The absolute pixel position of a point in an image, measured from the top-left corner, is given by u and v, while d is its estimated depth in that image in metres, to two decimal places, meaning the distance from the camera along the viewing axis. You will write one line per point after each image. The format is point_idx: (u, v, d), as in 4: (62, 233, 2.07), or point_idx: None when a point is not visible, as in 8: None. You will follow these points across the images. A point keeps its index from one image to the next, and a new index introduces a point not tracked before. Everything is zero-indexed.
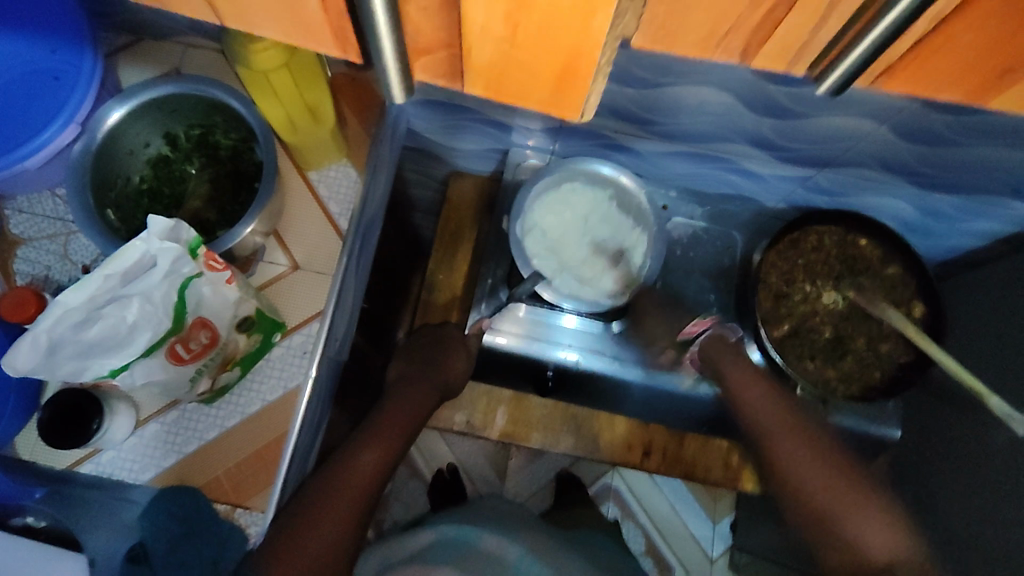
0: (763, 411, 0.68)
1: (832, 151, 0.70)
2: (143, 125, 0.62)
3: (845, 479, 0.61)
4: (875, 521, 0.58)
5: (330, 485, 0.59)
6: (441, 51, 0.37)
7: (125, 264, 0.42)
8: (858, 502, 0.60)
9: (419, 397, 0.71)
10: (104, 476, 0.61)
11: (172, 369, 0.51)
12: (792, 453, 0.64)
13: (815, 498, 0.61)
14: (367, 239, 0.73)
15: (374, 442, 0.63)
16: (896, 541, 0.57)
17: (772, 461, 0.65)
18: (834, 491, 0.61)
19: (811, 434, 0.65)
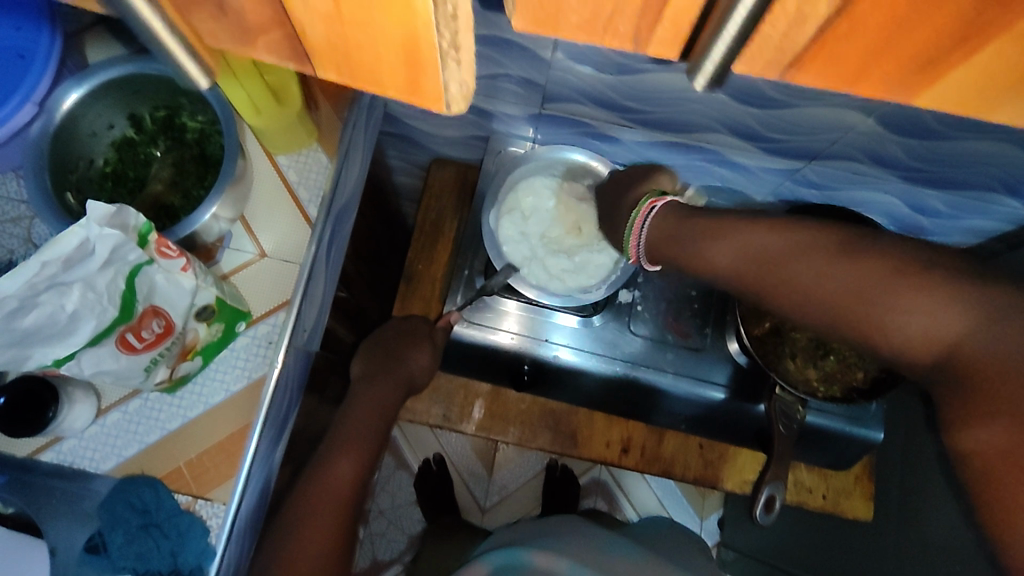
0: (768, 245, 0.54)
1: (820, 143, 0.68)
2: (103, 107, 0.60)
3: (909, 273, 0.45)
4: (922, 294, 0.44)
5: (309, 501, 0.62)
6: (275, 31, 0.25)
7: (64, 251, 0.41)
8: (899, 276, 0.45)
9: (387, 394, 0.72)
10: (65, 464, 0.59)
11: (122, 358, 0.49)
12: (805, 269, 0.51)
13: (850, 305, 0.48)
14: (339, 226, 0.71)
15: (348, 446, 0.66)
16: (957, 308, 0.43)
17: (795, 284, 0.51)
18: (856, 283, 0.48)
19: (805, 259, 0.51)
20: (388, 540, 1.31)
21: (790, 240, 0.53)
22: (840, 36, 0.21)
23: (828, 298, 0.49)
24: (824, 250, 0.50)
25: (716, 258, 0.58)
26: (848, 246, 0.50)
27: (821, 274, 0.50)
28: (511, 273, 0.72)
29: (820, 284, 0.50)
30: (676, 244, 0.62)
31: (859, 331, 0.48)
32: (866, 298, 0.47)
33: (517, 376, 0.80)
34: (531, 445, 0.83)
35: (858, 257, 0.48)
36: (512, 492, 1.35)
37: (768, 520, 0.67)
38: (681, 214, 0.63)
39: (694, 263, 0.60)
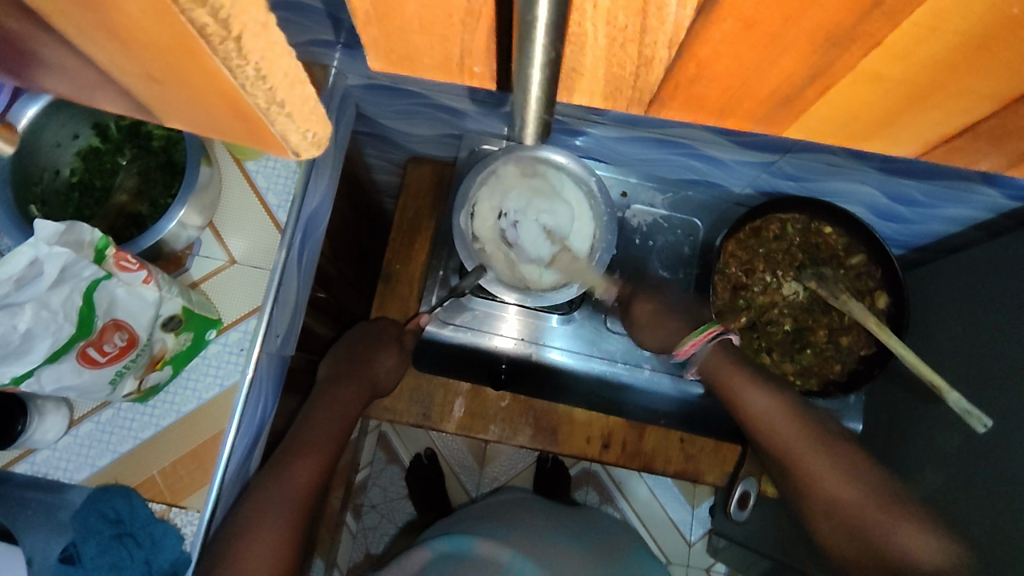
0: (788, 443, 0.65)
1: (793, 137, 0.67)
2: (66, 117, 0.60)
3: (892, 506, 0.60)
4: (918, 532, 0.58)
5: (261, 502, 0.59)
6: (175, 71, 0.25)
7: (16, 269, 0.40)
8: (899, 512, 0.59)
9: (351, 395, 0.71)
10: (39, 476, 0.60)
11: (86, 373, 0.49)
12: (833, 482, 0.62)
13: (855, 512, 0.61)
14: (312, 230, 0.71)
15: (305, 448, 0.64)
16: (946, 545, 0.56)
17: (812, 495, 0.63)
18: (867, 510, 0.60)
19: (832, 450, 0.64)
20: (381, 534, 1.32)
21: (816, 434, 0.65)
22: (734, 17, 0.25)
23: (832, 503, 0.62)
24: (843, 470, 0.62)
25: (750, 408, 0.68)
26: (859, 465, 0.63)
27: (840, 481, 0.62)
28: (483, 275, 0.71)
29: (834, 498, 0.62)
30: (733, 391, 0.69)
31: (840, 527, 0.61)
32: (842, 514, 0.61)
33: (495, 374, 0.80)
34: (512, 441, 0.83)
35: (864, 472, 0.62)
36: (504, 485, 1.36)
37: (742, 515, 0.67)
38: (733, 360, 0.71)
39: (739, 415, 0.69)
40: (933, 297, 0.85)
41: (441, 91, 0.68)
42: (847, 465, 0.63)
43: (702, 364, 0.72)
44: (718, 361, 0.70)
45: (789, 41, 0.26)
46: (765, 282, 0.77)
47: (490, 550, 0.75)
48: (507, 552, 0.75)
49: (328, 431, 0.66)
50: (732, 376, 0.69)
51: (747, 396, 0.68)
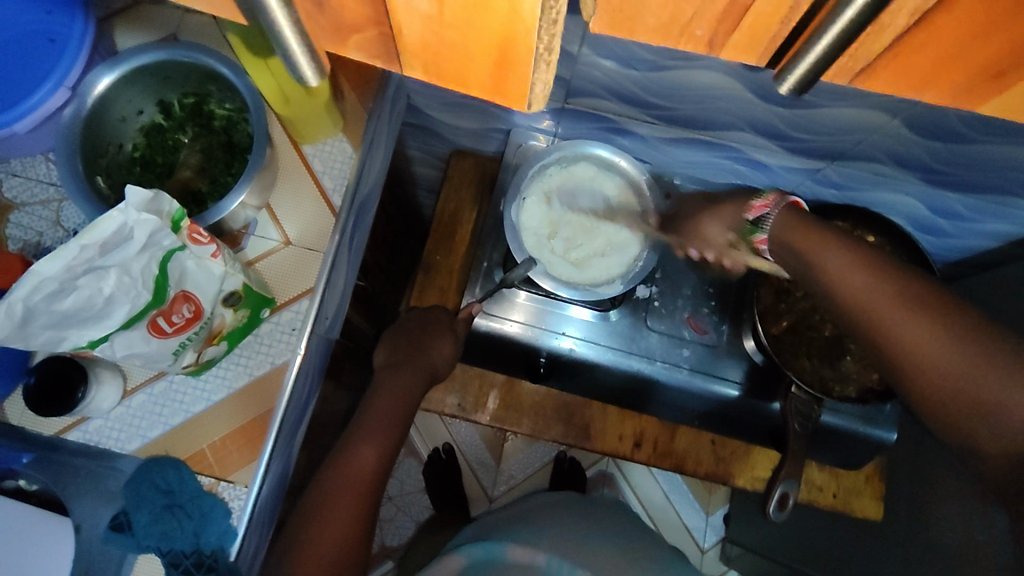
0: (865, 294, 0.53)
1: (843, 144, 0.68)
2: (134, 92, 0.61)
3: (993, 328, 0.49)
4: (1023, 388, 0.46)
5: (332, 487, 0.60)
6: (370, 29, 0.29)
7: (102, 235, 0.42)
8: (1001, 357, 0.47)
9: (409, 384, 0.70)
10: (90, 444, 0.60)
11: (153, 342, 0.50)
12: (915, 329, 0.50)
13: (932, 372, 0.49)
14: (362, 216, 0.72)
15: (371, 434, 0.64)
16: None
17: (897, 343, 0.51)
18: (954, 354, 0.49)
19: (929, 300, 0.51)
20: (397, 527, 1.32)
21: (896, 285, 0.52)
22: (915, 42, 0.26)
23: (932, 368, 0.49)
24: (931, 318, 0.50)
25: (838, 281, 0.55)
26: (974, 328, 0.49)
27: (939, 335, 0.49)
28: (531, 267, 0.71)
29: (920, 349, 0.50)
30: (806, 252, 0.58)
31: (951, 414, 0.49)
32: (979, 395, 0.48)
33: (533, 367, 0.80)
34: (543, 436, 0.84)
35: (989, 338, 0.48)
36: (520, 483, 1.36)
37: (781, 516, 0.68)
38: (805, 221, 0.60)
39: (822, 289, 0.56)
40: None
41: None
42: (932, 300, 0.51)
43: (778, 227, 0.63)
44: (790, 224, 0.61)
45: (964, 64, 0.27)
46: None
47: (523, 556, 0.77)
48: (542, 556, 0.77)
49: (392, 412, 0.67)
50: (812, 246, 0.58)
51: (836, 260, 0.55)
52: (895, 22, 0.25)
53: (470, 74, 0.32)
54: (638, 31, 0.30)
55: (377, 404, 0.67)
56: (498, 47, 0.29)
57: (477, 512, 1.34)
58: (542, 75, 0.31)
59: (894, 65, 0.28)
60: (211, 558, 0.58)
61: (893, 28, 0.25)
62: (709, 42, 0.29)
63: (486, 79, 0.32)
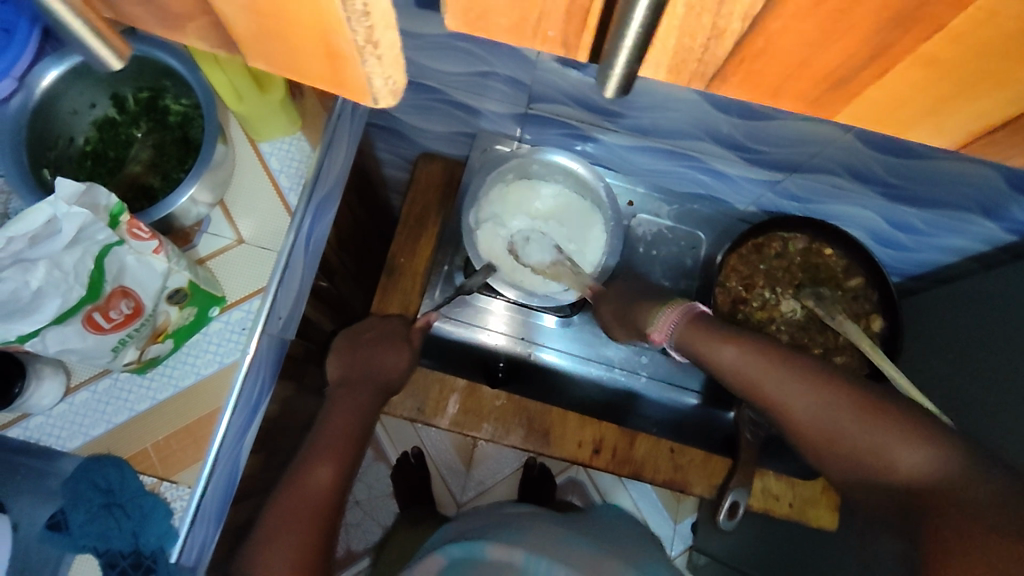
0: (749, 367, 0.60)
1: (801, 156, 0.69)
2: (86, 85, 0.60)
3: (873, 405, 0.55)
4: (890, 437, 0.53)
5: (287, 509, 0.60)
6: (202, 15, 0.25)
7: (30, 228, 0.42)
8: (899, 425, 0.53)
9: (363, 401, 0.69)
10: (31, 442, 0.59)
11: (90, 338, 0.49)
12: (801, 394, 0.57)
13: (816, 425, 0.56)
14: (321, 216, 0.71)
15: (326, 453, 0.64)
16: (933, 446, 0.51)
17: (799, 428, 0.58)
18: (820, 412, 0.56)
19: (805, 366, 0.58)
20: (364, 531, 1.31)
21: (772, 355, 0.59)
22: (760, 48, 0.22)
23: (804, 423, 0.57)
24: (801, 380, 0.57)
25: (719, 367, 0.62)
26: (861, 402, 0.55)
27: (808, 397, 0.57)
28: (491, 273, 0.72)
29: (797, 414, 0.57)
30: (701, 354, 0.63)
31: (810, 448, 0.58)
32: (864, 445, 0.54)
33: (492, 372, 0.82)
34: (504, 442, 0.81)
35: (872, 412, 0.54)
36: (490, 489, 1.36)
37: (730, 526, 0.68)
38: (694, 317, 0.65)
39: (725, 377, 0.62)
40: (928, 324, 0.87)
41: (457, 87, 0.70)
42: (826, 380, 0.57)
43: (676, 338, 0.65)
44: (688, 331, 0.63)
45: (821, 68, 0.23)
46: (764, 298, 0.78)
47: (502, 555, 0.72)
48: (519, 553, 0.72)
49: (345, 431, 0.66)
50: (709, 348, 0.62)
51: (700, 344, 0.62)
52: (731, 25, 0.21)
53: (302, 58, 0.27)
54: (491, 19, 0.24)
55: (332, 423, 0.67)
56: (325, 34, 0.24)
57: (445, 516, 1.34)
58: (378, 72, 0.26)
59: (743, 70, 0.24)
60: (150, 560, 0.57)
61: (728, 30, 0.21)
62: (562, 40, 0.24)
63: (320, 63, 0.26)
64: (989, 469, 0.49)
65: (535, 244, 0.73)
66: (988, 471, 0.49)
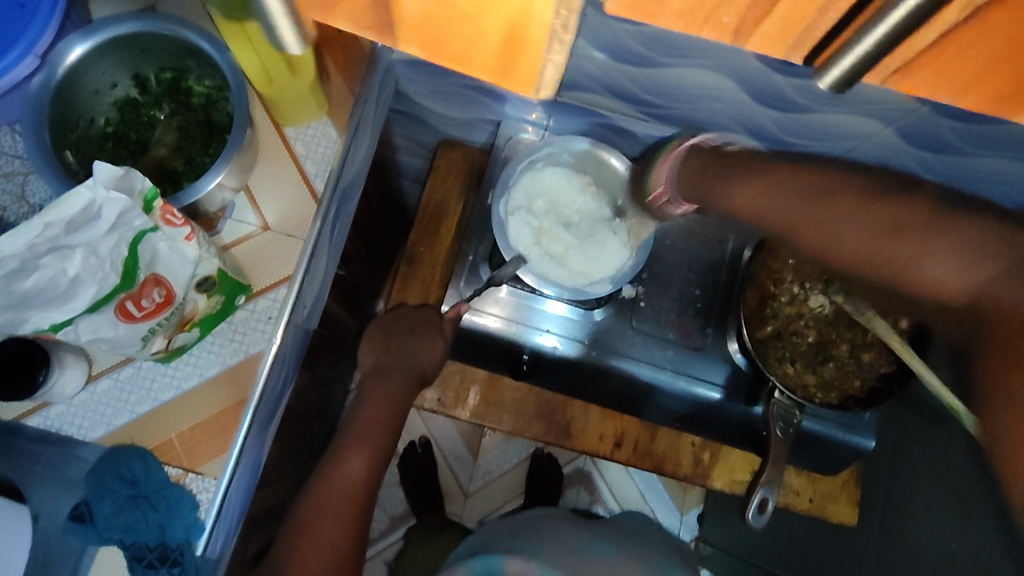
0: (779, 207, 0.56)
1: (835, 151, 0.68)
2: (109, 64, 0.58)
3: (908, 216, 0.48)
4: (945, 253, 0.46)
5: (321, 497, 0.62)
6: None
7: (70, 212, 0.40)
8: (926, 226, 0.47)
9: (395, 391, 0.69)
10: (52, 431, 0.58)
11: (120, 327, 0.48)
12: (842, 221, 0.51)
13: (858, 252, 0.50)
14: (346, 203, 0.70)
15: (359, 443, 0.65)
16: (964, 257, 0.45)
17: (820, 237, 0.53)
18: (872, 244, 0.49)
19: (830, 180, 0.53)
20: (371, 520, 1.31)
21: (795, 171, 0.56)
22: (971, 37, 0.32)
23: (845, 249, 0.51)
24: (863, 207, 0.50)
25: (740, 203, 0.59)
26: (881, 206, 0.50)
27: (855, 218, 0.50)
28: (520, 265, 0.70)
29: (840, 237, 0.51)
30: (711, 192, 0.63)
31: (887, 278, 0.50)
32: (903, 263, 0.48)
33: (516, 364, 0.79)
34: (524, 434, 0.83)
35: (885, 206, 0.50)
36: (497, 479, 1.35)
37: (761, 521, 0.72)
38: (696, 162, 0.66)
39: (741, 215, 0.60)
40: None
41: None
42: (872, 198, 0.50)
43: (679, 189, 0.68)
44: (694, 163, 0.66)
45: (986, 79, 0.36)
46: (793, 292, 0.77)
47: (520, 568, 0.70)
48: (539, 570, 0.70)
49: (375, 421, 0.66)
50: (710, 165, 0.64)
51: (736, 193, 0.59)
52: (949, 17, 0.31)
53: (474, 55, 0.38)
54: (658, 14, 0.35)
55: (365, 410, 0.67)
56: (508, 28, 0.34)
57: (452, 506, 1.33)
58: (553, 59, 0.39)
59: (933, 60, 0.35)
60: (177, 552, 0.56)
61: (944, 24, 0.31)
62: (735, 32, 0.35)
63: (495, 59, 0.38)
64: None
65: (558, 237, 0.73)
66: None
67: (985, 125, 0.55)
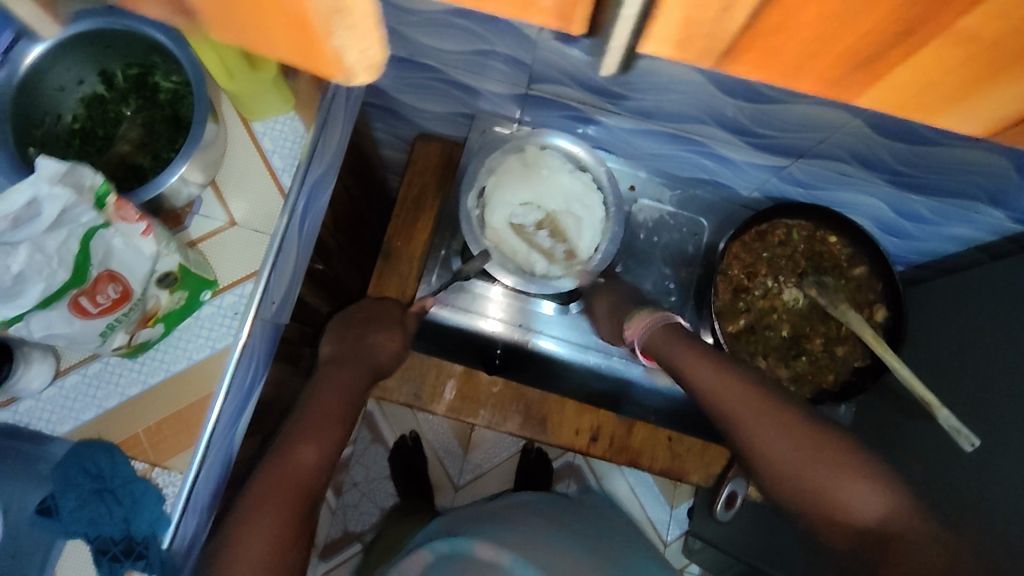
0: (735, 407, 0.63)
1: (807, 142, 0.67)
2: (73, 61, 0.58)
3: (823, 447, 0.60)
4: (865, 487, 0.58)
5: (268, 483, 0.59)
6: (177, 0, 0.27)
7: (12, 208, 0.40)
8: (851, 466, 0.59)
9: (354, 382, 0.69)
10: (21, 425, 0.59)
11: (76, 323, 0.48)
12: (777, 448, 0.61)
13: (796, 472, 0.60)
14: (316, 198, 0.70)
15: (314, 430, 0.63)
16: (887, 495, 0.57)
17: (762, 455, 0.62)
18: (823, 477, 0.59)
19: (789, 417, 0.62)
20: (361, 514, 1.31)
21: (764, 402, 0.63)
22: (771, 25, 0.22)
23: (779, 462, 0.61)
24: (779, 425, 0.61)
25: (700, 386, 0.65)
26: (815, 446, 0.60)
27: (784, 441, 0.61)
28: (487, 260, 0.72)
29: (769, 456, 0.61)
30: (670, 364, 0.69)
31: (806, 496, 0.60)
32: (818, 487, 0.59)
33: (489, 359, 0.82)
34: (500, 428, 0.82)
35: (821, 449, 0.60)
36: (486, 473, 1.36)
37: (729, 515, 0.70)
38: (674, 333, 0.70)
39: (699, 397, 0.66)
40: (930, 314, 0.86)
41: (457, 66, 0.68)
42: (796, 421, 0.62)
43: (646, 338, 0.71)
44: (660, 331, 0.70)
45: (829, 49, 0.23)
46: (767, 286, 0.78)
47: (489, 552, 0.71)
48: (506, 555, 0.69)
49: (331, 406, 0.66)
50: (684, 364, 0.67)
51: (681, 358, 0.67)
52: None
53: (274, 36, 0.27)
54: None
55: (319, 399, 0.67)
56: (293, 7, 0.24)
57: (441, 500, 1.33)
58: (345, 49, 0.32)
59: (755, 47, 0.24)
60: (142, 545, 0.56)
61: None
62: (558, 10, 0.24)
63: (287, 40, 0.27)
64: (934, 523, 0.56)
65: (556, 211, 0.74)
66: (933, 523, 0.56)
67: None
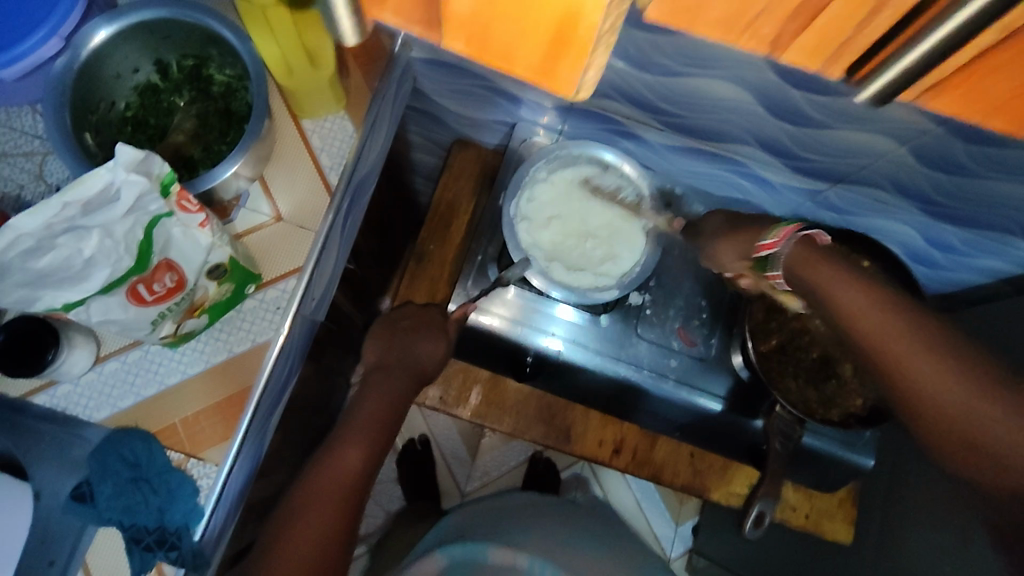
0: (879, 332, 0.53)
1: (849, 167, 0.68)
2: (133, 49, 0.58)
3: (984, 364, 0.51)
4: (1022, 439, 0.49)
5: (315, 489, 0.60)
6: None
7: (87, 193, 0.41)
8: (1017, 401, 0.49)
9: (396, 387, 0.69)
10: (58, 410, 0.58)
11: (131, 309, 0.48)
12: (929, 372, 0.51)
13: (948, 409, 0.51)
14: (359, 199, 0.70)
15: (357, 435, 0.64)
16: None
17: (905, 389, 0.53)
18: (970, 400, 0.50)
19: (935, 332, 0.52)
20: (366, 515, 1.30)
21: (918, 316, 0.53)
22: (989, 66, 0.40)
23: (933, 404, 0.51)
24: (940, 357, 0.51)
25: (842, 301, 0.55)
26: (976, 367, 0.51)
27: (948, 377, 0.51)
28: (527, 267, 0.72)
29: (929, 394, 0.51)
30: (812, 278, 0.59)
31: (951, 445, 0.52)
32: (973, 414, 0.50)
33: (519, 366, 0.82)
34: (524, 436, 0.83)
35: (981, 374, 0.50)
36: (493, 480, 1.36)
37: (756, 534, 0.72)
38: (822, 254, 0.59)
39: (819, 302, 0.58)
40: None
41: (503, 75, 0.67)
42: (960, 349, 0.51)
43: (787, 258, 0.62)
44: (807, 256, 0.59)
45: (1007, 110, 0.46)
46: (800, 308, 0.78)
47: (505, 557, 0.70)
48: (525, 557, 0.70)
49: (376, 411, 0.66)
50: (830, 280, 0.57)
51: (827, 277, 0.57)
52: (991, 36, 0.37)
53: (523, 51, 0.41)
54: (699, 18, 0.42)
55: (365, 406, 0.67)
56: (557, 27, 0.37)
57: (447, 504, 1.33)
58: (595, 63, 0.41)
59: (968, 80, 0.42)
60: (174, 537, 0.56)
61: (984, 42, 0.37)
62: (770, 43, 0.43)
63: (538, 56, 0.41)
64: None
65: (591, 228, 0.76)
66: None
67: (1000, 149, 0.55)
